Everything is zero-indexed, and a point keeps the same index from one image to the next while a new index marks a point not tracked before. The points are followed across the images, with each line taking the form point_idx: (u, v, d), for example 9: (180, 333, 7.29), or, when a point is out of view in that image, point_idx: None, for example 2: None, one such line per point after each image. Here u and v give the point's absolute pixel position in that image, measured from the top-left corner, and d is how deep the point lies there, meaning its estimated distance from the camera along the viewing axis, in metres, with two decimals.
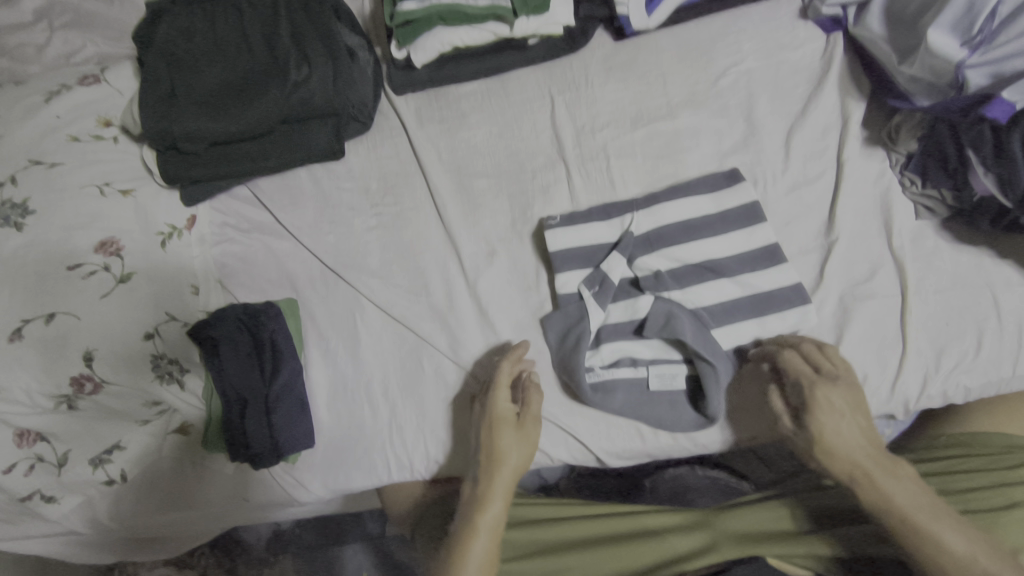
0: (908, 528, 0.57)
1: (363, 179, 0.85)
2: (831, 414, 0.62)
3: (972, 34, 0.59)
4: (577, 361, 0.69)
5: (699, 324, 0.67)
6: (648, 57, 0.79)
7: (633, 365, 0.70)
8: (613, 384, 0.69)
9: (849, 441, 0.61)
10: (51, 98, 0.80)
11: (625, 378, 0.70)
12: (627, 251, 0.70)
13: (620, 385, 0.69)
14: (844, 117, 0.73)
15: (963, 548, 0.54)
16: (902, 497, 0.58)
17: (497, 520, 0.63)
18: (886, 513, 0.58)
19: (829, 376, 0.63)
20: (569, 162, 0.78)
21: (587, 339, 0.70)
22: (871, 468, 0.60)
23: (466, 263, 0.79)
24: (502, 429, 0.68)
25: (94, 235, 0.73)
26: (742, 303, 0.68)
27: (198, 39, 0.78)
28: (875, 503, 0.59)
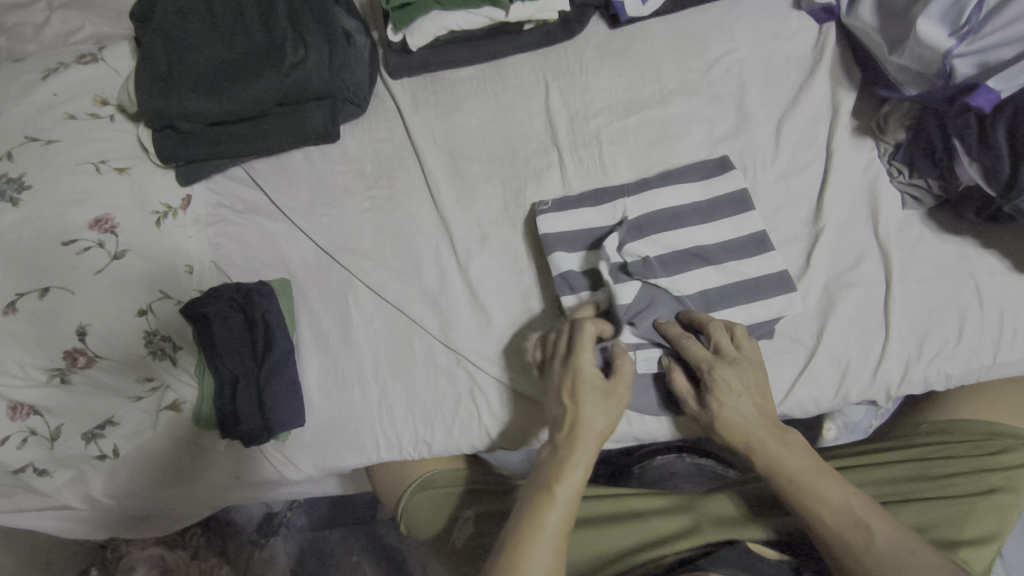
0: (798, 490, 0.58)
1: (357, 162, 0.85)
2: (732, 390, 0.60)
3: (960, 25, 0.60)
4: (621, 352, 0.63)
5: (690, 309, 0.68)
6: (642, 45, 0.80)
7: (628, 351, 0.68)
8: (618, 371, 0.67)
9: (744, 412, 0.60)
10: (48, 76, 0.81)
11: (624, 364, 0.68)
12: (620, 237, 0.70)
13: None
14: (834, 107, 0.74)
15: (844, 504, 0.56)
16: (789, 461, 0.59)
17: (575, 493, 0.56)
18: (780, 479, 0.59)
19: (729, 355, 0.62)
20: (562, 148, 0.79)
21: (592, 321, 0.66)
22: (762, 435, 0.60)
23: (459, 246, 0.79)
24: (585, 393, 0.59)
25: (89, 211, 0.74)
26: (730, 290, 0.68)
27: (195, 19, 0.79)
28: (766, 469, 0.60)
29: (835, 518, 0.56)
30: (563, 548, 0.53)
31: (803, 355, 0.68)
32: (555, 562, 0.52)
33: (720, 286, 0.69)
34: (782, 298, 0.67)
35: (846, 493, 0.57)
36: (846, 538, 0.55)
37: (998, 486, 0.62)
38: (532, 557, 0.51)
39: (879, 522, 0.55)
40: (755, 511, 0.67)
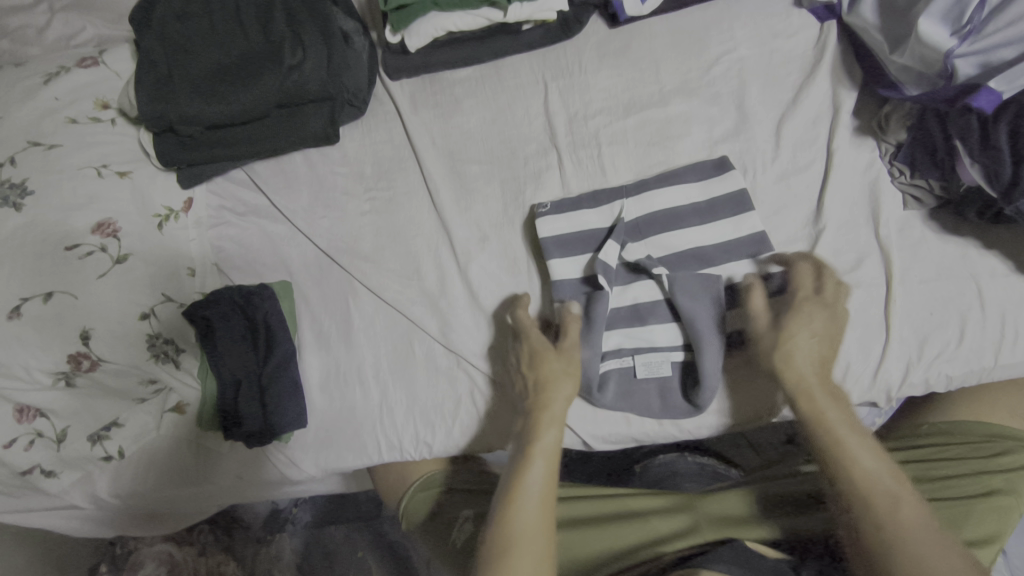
0: (836, 450, 0.58)
1: (357, 164, 0.86)
2: (802, 355, 0.62)
3: (962, 24, 0.59)
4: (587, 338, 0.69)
5: (691, 298, 0.67)
6: (641, 44, 0.80)
7: (625, 358, 0.70)
8: (609, 376, 0.70)
9: (805, 357, 0.62)
10: (49, 80, 0.81)
11: (615, 368, 0.70)
12: (620, 239, 0.70)
13: (616, 375, 0.70)
14: (835, 106, 0.73)
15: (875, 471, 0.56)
16: (830, 413, 0.59)
17: (554, 446, 0.60)
18: (815, 428, 0.60)
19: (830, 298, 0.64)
20: (561, 148, 0.79)
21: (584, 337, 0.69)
22: (813, 383, 0.61)
23: (458, 247, 0.79)
24: (546, 360, 0.66)
25: (92, 216, 0.75)
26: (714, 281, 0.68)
27: (193, 20, 0.78)
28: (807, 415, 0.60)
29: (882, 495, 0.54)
30: (549, 504, 0.56)
31: None
32: (541, 514, 0.55)
33: (695, 274, 0.68)
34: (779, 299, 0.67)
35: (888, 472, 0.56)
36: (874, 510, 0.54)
37: (998, 487, 0.62)
38: (518, 512, 0.55)
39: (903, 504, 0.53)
40: (770, 509, 0.67)
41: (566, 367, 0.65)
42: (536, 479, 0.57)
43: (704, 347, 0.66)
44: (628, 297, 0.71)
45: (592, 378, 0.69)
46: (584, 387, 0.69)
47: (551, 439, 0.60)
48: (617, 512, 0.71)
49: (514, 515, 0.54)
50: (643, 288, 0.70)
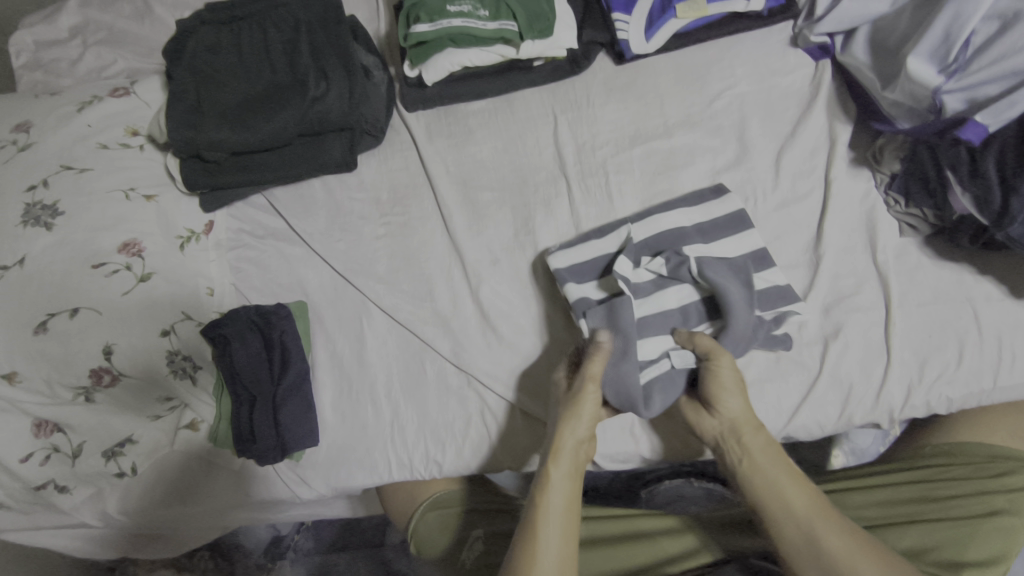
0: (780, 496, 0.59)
1: (373, 190, 0.89)
2: (728, 368, 0.64)
3: (948, 62, 0.63)
4: (614, 372, 0.66)
5: (719, 274, 0.68)
6: (646, 80, 0.84)
7: (662, 362, 0.68)
8: (651, 386, 0.67)
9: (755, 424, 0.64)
10: (83, 108, 0.86)
11: (656, 378, 0.68)
12: (632, 255, 0.73)
13: (659, 381, 0.68)
14: (831, 139, 0.77)
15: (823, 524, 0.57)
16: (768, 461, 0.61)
17: (569, 473, 0.60)
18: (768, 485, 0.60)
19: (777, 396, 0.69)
20: (571, 176, 0.83)
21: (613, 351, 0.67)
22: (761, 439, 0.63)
23: (470, 270, 0.82)
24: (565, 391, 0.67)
25: (119, 236, 0.77)
26: (743, 266, 0.70)
27: (222, 53, 0.83)
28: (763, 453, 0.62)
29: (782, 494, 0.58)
30: (571, 534, 0.56)
31: (808, 378, 0.69)
32: (564, 549, 0.55)
33: (720, 261, 0.70)
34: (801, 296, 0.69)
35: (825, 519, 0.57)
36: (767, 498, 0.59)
37: (1000, 508, 0.63)
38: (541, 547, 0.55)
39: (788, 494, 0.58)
40: None
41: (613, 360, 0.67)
42: (553, 523, 0.56)
43: (734, 316, 0.66)
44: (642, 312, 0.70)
45: (636, 391, 0.66)
46: (629, 402, 0.66)
47: (565, 466, 0.60)
48: (607, 535, 0.71)
49: (538, 551, 0.54)
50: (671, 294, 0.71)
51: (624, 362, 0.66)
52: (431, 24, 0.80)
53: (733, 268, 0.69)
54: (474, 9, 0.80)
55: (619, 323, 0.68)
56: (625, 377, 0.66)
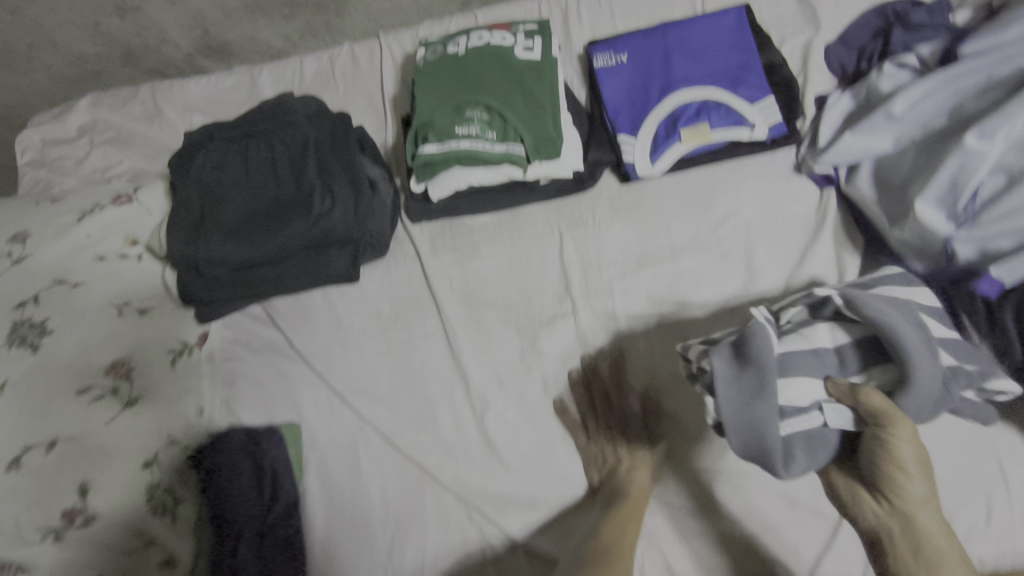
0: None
1: (375, 303, 0.87)
2: (908, 435, 0.53)
3: (957, 212, 0.63)
4: (750, 415, 0.52)
5: (886, 308, 0.55)
6: (652, 202, 0.84)
7: (812, 417, 0.56)
8: (793, 443, 0.55)
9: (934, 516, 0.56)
10: (83, 218, 0.85)
11: (799, 435, 0.56)
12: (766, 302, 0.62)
13: (803, 445, 0.55)
14: (840, 270, 0.76)
15: None
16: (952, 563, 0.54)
17: None
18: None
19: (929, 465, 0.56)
20: (576, 297, 0.82)
21: (749, 385, 0.53)
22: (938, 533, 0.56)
23: (474, 392, 0.80)
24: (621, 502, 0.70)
25: (107, 355, 0.74)
26: (908, 305, 0.58)
27: (227, 168, 0.83)
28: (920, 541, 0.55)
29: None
30: None
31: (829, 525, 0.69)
32: None
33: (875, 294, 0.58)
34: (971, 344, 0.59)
35: None
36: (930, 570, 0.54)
37: None
38: None
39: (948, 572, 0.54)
40: None
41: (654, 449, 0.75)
42: None
43: (907, 347, 0.53)
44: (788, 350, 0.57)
45: (774, 446, 0.53)
46: (763, 456, 0.53)
47: None
48: None
49: None
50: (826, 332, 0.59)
51: (761, 403, 0.52)
52: (438, 145, 0.81)
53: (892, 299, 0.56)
54: (482, 131, 0.81)
55: (755, 357, 0.53)
56: (760, 423, 0.52)
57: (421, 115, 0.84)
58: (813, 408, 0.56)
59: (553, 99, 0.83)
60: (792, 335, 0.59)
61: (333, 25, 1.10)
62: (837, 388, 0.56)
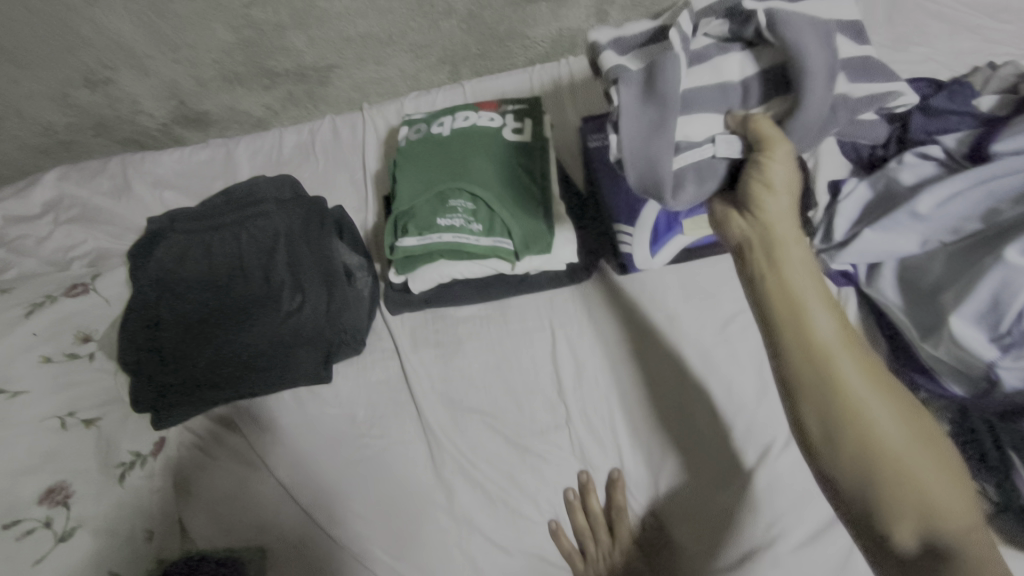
0: (872, 446, 0.47)
1: (349, 406, 0.79)
2: (784, 159, 0.51)
3: (1000, 333, 0.55)
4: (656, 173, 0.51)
5: (793, 31, 0.49)
6: (652, 296, 0.77)
7: (703, 147, 0.54)
8: (685, 174, 0.55)
9: (828, 330, 0.50)
10: (32, 312, 0.77)
11: (690, 165, 0.55)
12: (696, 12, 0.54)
13: (692, 171, 0.55)
14: None
15: (904, 450, 0.47)
16: (880, 420, 0.47)
17: None
18: (851, 430, 0.47)
19: (786, 185, 0.53)
20: (570, 403, 0.74)
21: (648, 122, 0.51)
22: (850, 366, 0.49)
23: (457, 511, 0.73)
24: None
25: (44, 480, 0.66)
26: (825, 25, 0.50)
27: (188, 262, 0.76)
28: (827, 408, 0.48)
29: (851, 389, 0.48)
30: None
31: None
32: None
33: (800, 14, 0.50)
34: (886, 90, 0.52)
35: (921, 451, 0.47)
36: (886, 485, 0.46)
37: None
38: None
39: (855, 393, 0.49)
40: None
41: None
42: None
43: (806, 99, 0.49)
44: (694, 113, 0.53)
45: (666, 177, 0.52)
46: (653, 188, 0.53)
47: None
48: None
49: None
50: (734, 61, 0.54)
51: (658, 138, 0.51)
52: (419, 239, 0.75)
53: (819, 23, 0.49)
54: (466, 223, 0.75)
55: (660, 87, 0.51)
56: (658, 159, 0.51)
57: (401, 203, 0.77)
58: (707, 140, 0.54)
59: (544, 191, 0.78)
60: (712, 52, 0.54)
61: (316, 94, 1.05)
62: (780, 71, 0.52)
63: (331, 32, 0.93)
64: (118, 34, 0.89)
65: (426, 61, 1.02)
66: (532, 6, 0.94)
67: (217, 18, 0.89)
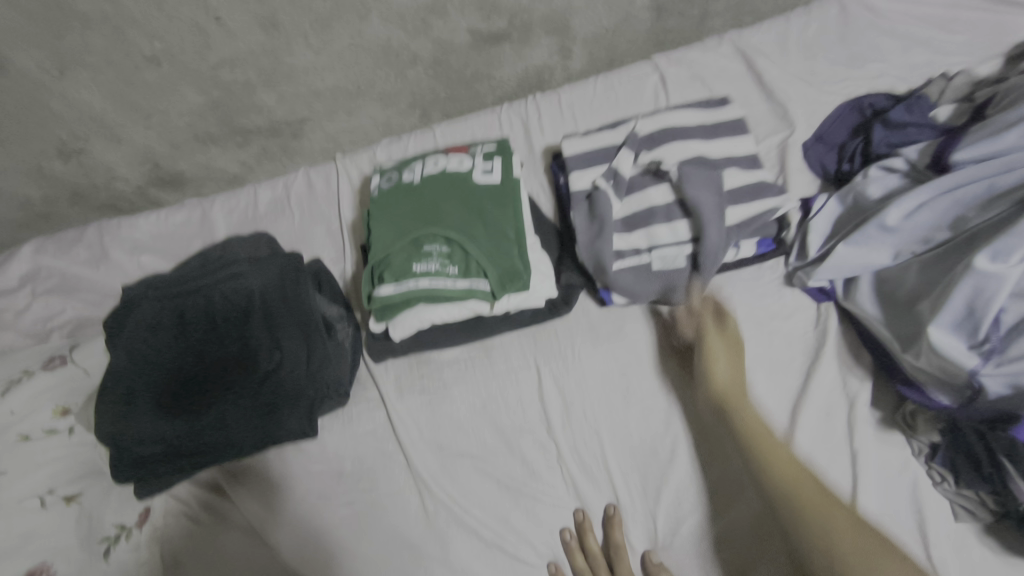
0: (804, 516, 0.56)
1: (336, 460, 0.78)
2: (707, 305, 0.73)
3: (979, 340, 0.55)
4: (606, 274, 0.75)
5: (693, 184, 0.74)
6: (635, 326, 0.78)
7: (640, 256, 0.76)
8: (626, 270, 0.76)
9: (770, 435, 0.63)
10: (8, 390, 0.77)
11: (630, 268, 0.76)
12: (633, 147, 0.80)
13: (633, 271, 0.76)
14: (849, 397, 0.67)
15: (835, 520, 0.56)
16: (807, 490, 0.58)
17: None
18: (790, 495, 0.58)
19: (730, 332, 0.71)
20: (559, 441, 0.73)
21: (595, 234, 0.77)
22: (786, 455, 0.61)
23: (452, 561, 0.71)
24: None
25: (23, 562, 0.65)
26: (716, 179, 0.75)
27: (165, 329, 0.74)
28: (775, 482, 0.59)
29: (797, 471, 0.59)
30: None
31: None
32: None
33: (698, 167, 0.76)
34: (767, 210, 0.74)
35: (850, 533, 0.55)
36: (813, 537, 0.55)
37: None
38: None
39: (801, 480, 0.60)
40: None
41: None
42: None
43: (704, 225, 0.72)
44: (646, 229, 0.76)
45: (608, 268, 0.75)
46: (596, 266, 0.76)
47: None
48: None
49: None
50: (660, 190, 0.78)
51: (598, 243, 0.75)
52: (396, 285, 0.74)
53: (709, 177, 0.75)
54: (442, 267, 0.75)
55: (599, 213, 0.77)
56: (598, 251, 0.75)
57: (376, 252, 0.77)
58: (643, 251, 0.76)
59: (518, 229, 0.77)
60: (646, 184, 0.79)
61: (290, 148, 1.06)
62: (698, 192, 0.74)
63: (299, 87, 0.95)
64: (88, 105, 0.91)
65: (396, 108, 1.04)
66: (496, 48, 0.97)
67: (187, 83, 0.90)
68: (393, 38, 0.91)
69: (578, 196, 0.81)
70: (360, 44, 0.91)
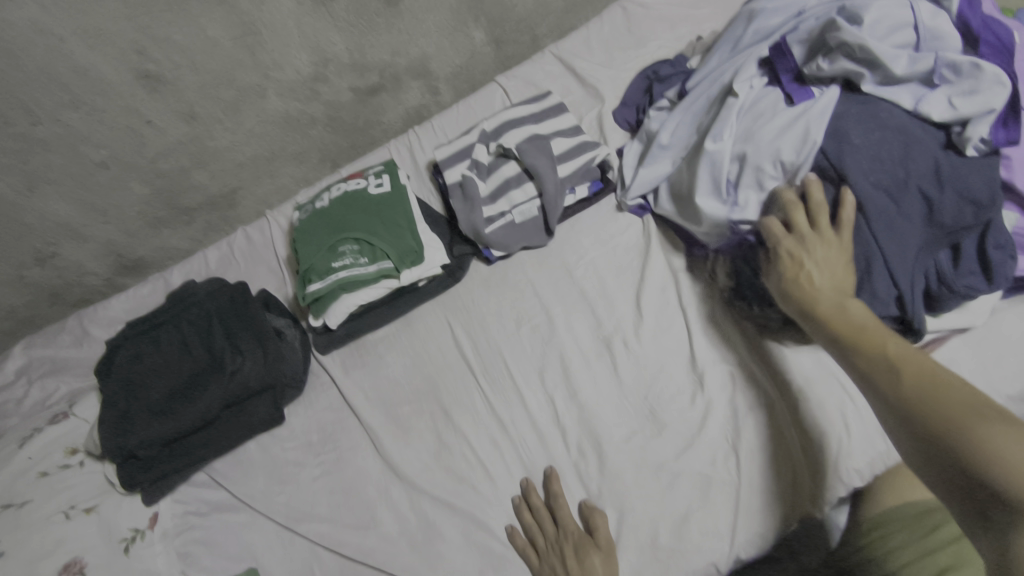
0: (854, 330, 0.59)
1: (304, 436, 0.95)
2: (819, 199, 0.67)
3: (722, 198, 0.77)
4: (482, 235, 0.95)
5: (530, 152, 0.96)
6: (515, 272, 0.97)
7: (505, 217, 0.97)
8: (497, 229, 0.96)
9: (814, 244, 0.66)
10: (25, 443, 0.93)
11: (501, 227, 0.97)
12: (484, 141, 1.03)
13: (502, 229, 0.96)
14: (674, 274, 0.89)
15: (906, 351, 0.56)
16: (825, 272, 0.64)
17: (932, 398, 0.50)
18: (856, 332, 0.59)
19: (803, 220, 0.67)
20: (474, 368, 0.92)
21: (467, 208, 0.97)
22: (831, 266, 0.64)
23: (407, 482, 0.87)
24: (588, 556, 0.73)
25: (59, 559, 0.79)
26: (546, 147, 0.97)
27: (145, 359, 0.92)
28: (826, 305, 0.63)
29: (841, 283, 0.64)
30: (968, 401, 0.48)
31: (733, 492, 0.75)
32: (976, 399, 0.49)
33: (532, 143, 0.98)
34: (589, 158, 0.96)
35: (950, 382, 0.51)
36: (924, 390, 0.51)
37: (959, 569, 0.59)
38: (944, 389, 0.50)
39: (845, 265, 0.64)
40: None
41: (606, 560, 0.73)
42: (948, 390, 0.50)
43: (544, 182, 0.94)
44: (505, 195, 0.97)
45: (483, 231, 0.95)
46: (472, 228, 0.96)
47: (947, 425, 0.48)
48: None
49: (943, 395, 0.50)
50: (510, 167, 0.99)
51: (472, 213, 0.96)
52: (322, 282, 0.94)
53: (539, 146, 0.97)
54: (355, 259, 0.95)
55: (468, 193, 0.97)
56: (473, 219, 0.96)
57: (303, 262, 0.97)
58: (508, 212, 0.97)
59: (409, 219, 0.98)
60: (499, 164, 1.00)
61: (229, 217, 1.27)
62: (534, 157, 0.95)
63: (225, 163, 1.15)
64: (56, 214, 1.09)
65: (309, 164, 1.26)
66: (377, 99, 1.20)
67: (133, 177, 1.09)
68: (291, 107, 1.12)
69: (451, 186, 1.01)
70: (267, 118, 1.12)
